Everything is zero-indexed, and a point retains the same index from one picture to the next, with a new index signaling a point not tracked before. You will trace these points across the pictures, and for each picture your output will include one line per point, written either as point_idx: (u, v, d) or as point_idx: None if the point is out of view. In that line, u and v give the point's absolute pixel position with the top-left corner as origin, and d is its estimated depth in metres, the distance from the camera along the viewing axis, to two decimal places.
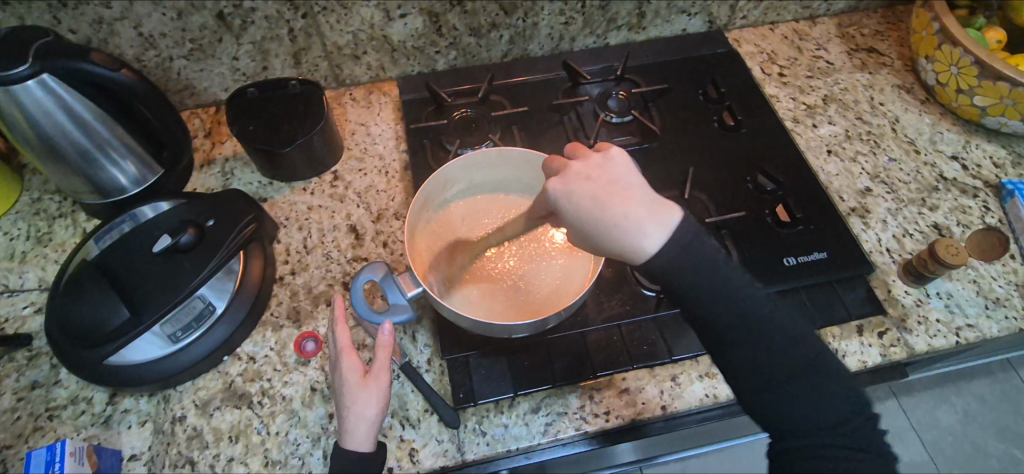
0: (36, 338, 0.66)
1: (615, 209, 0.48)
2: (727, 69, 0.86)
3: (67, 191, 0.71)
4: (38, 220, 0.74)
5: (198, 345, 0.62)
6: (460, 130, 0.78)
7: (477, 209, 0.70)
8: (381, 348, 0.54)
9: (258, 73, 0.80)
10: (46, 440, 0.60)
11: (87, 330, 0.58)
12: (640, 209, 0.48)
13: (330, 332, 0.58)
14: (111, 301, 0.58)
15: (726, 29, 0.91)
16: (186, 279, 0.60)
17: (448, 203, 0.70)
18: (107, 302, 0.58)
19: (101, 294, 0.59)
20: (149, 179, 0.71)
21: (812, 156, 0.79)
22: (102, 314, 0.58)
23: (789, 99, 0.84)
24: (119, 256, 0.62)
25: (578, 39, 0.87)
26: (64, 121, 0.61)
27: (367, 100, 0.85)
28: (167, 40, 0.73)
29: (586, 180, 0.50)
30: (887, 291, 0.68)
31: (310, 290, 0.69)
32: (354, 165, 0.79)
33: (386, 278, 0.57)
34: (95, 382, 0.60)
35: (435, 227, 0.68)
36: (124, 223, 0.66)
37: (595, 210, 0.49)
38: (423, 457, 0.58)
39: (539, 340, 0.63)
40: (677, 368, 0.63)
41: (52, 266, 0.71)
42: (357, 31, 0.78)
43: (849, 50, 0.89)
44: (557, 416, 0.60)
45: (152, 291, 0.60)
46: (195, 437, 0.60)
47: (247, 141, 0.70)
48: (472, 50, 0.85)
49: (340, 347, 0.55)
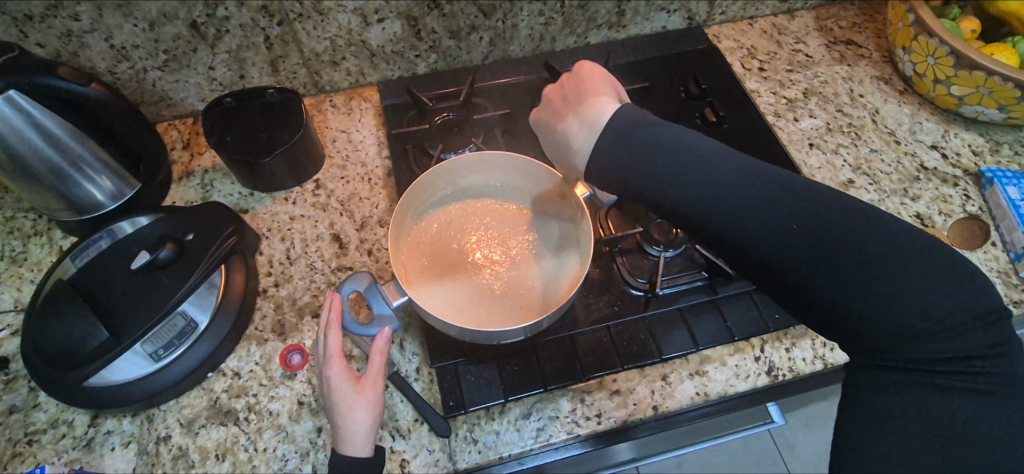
0: (13, 361, 0.64)
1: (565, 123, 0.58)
2: (708, 65, 0.86)
3: (40, 209, 0.70)
4: (12, 240, 0.72)
5: (181, 362, 0.60)
6: (443, 134, 0.77)
7: (461, 214, 0.69)
8: (376, 353, 0.54)
9: (235, 82, 0.79)
10: (26, 466, 0.59)
11: (64, 352, 0.56)
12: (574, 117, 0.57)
13: (319, 340, 0.56)
14: (88, 322, 0.56)
15: (706, 25, 0.92)
16: (161, 299, 0.60)
17: (431, 208, 0.69)
18: (83, 324, 0.56)
19: (75, 312, 0.57)
20: (126, 193, 0.70)
21: (794, 149, 0.79)
22: (78, 335, 0.56)
23: (770, 93, 0.84)
24: (97, 276, 0.61)
25: (559, 39, 0.86)
26: (35, 138, 0.60)
27: (347, 106, 0.84)
28: (139, 51, 0.71)
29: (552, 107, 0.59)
30: None
31: (294, 302, 0.68)
32: (336, 173, 0.78)
33: (370, 288, 0.56)
34: (75, 405, 0.58)
35: (418, 233, 0.67)
36: (101, 240, 0.63)
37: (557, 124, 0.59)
38: (414, 467, 0.57)
39: (529, 344, 0.62)
40: (667, 368, 0.63)
41: (27, 287, 0.69)
42: (335, 37, 0.77)
43: (828, 43, 0.90)
44: (548, 420, 0.60)
45: (130, 311, 0.59)
46: (180, 457, 0.59)
47: (225, 152, 0.69)
48: (452, 53, 0.84)
49: (331, 355, 0.54)
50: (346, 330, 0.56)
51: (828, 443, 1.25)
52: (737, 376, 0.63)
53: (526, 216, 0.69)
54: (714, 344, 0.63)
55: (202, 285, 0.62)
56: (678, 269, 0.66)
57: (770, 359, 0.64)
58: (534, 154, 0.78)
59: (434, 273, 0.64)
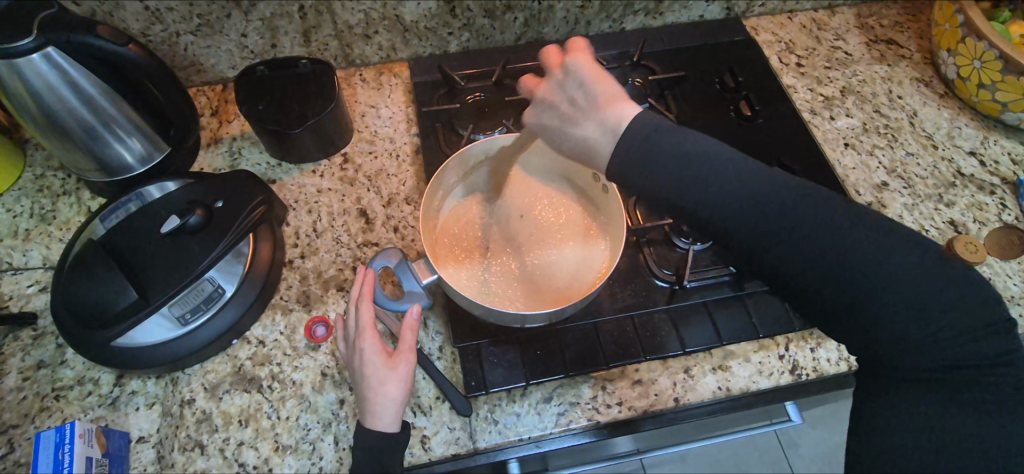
0: (41, 317, 0.65)
1: (575, 130, 0.51)
2: (744, 58, 0.84)
3: (71, 167, 0.70)
4: (42, 198, 0.72)
5: (207, 328, 0.61)
6: (473, 114, 0.77)
7: (499, 196, 0.68)
8: (409, 328, 0.54)
9: (267, 51, 0.79)
10: (53, 421, 0.60)
11: (95, 311, 0.58)
12: (590, 126, 0.50)
13: (350, 312, 0.56)
14: (118, 281, 0.58)
15: (743, 17, 0.90)
16: (196, 259, 0.59)
17: (469, 189, 0.69)
18: (114, 283, 0.58)
19: (106, 272, 0.59)
20: (155, 158, 0.70)
21: (828, 148, 0.77)
22: (109, 296, 0.58)
23: (806, 90, 0.83)
24: (125, 237, 0.61)
25: (594, 23, 0.85)
26: (70, 96, 0.60)
27: (377, 81, 0.83)
28: (173, 14, 0.71)
29: (548, 105, 0.54)
30: None
31: (320, 274, 0.68)
32: (364, 147, 0.77)
33: (401, 264, 0.56)
34: (101, 364, 0.59)
35: (455, 213, 0.67)
36: (130, 203, 0.64)
37: (563, 131, 0.53)
38: (434, 444, 0.58)
39: (551, 329, 0.62)
40: (690, 360, 0.63)
41: (56, 245, 0.70)
42: (370, 10, 0.76)
43: (868, 41, 0.88)
44: (569, 406, 0.60)
45: (161, 274, 0.59)
46: (204, 421, 0.60)
47: (257, 121, 0.68)
48: (485, 32, 0.83)
49: (362, 328, 0.53)
50: (378, 305, 0.56)
51: (831, 444, 1.25)
52: (760, 373, 0.62)
53: (561, 202, 0.68)
54: (737, 340, 0.63)
55: (229, 253, 0.62)
56: (705, 262, 0.66)
57: (795, 358, 0.63)
58: None
59: (462, 254, 0.64)
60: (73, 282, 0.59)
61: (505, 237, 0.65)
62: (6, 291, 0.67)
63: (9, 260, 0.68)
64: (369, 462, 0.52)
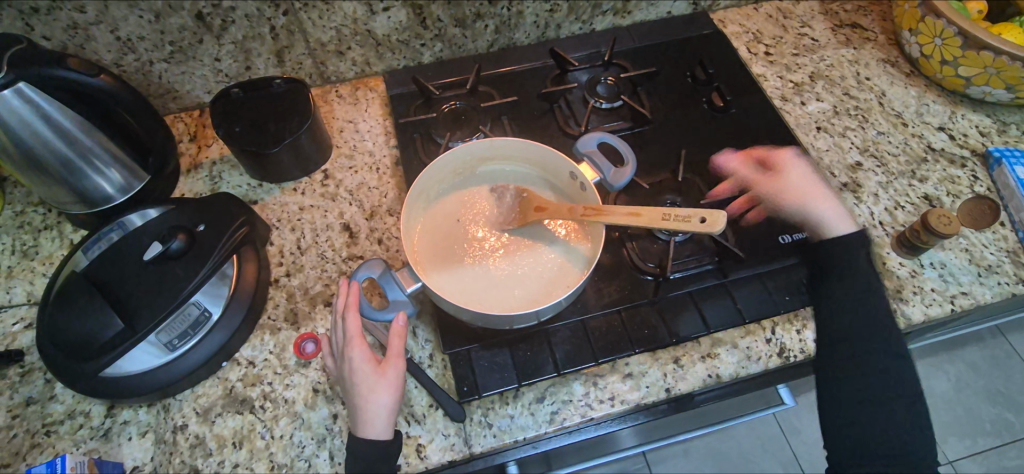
0: (27, 354, 0.65)
1: None
2: (713, 50, 0.86)
3: (50, 201, 0.70)
4: (23, 233, 0.73)
5: (195, 352, 0.60)
6: (451, 122, 0.78)
7: (474, 200, 0.69)
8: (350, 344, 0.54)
9: (241, 73, 0.79)
10: (44, 457, 0.59)
11: (77, 347, 0.56)
12: None
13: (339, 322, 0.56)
14: (100, 307, 0.57)
15: (710, 10, 0.92)
16: (178, 283, 0.59)
17: (444, 196, 0.69)
18: (97, 309, 0.57)
19: (87, 301, 0.57)
20: (134, 186, 0.70)
21: (801, 133, 0.79)
22: (91, 328, 0.56)
23: (776, 77, 0.84)
24: (109, 266, 0.60)
25: (564, 26, 0.86)
26: (44, 130, 0.59)
27: (354, 96, 0.84)
28: (145, 43, 0.71)
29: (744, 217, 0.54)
30: (882, 264, 0.68)
31: (306, 291, 0.68)
32: (344, 163, 0.78)
33: (386, 274, 0.58)
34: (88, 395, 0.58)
35: (430, 221, 0.67)
36: (112, 232, 0.63)
37: None
38: (430, 452, 0.57)
39: (538, 329, 0.62)
40: (679, 350, 0.63)
41: (40, 280, 0.70)
42: (341, 27, 0.77)
43: (833, 26, 0.90)
44: (562, 404, 0.60)
45: (145, 302, 0.58)
46: (198, 445, 0.59)
47: (235, 144, 0.68)
48: (458, 41, 0.84)
49: (352, 337, 0.54)
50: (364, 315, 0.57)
51: None
52: (748, 358, 0.63)
53: None
54: (724, 327, 0.63)
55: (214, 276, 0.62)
56: (689, 252, 0.66)
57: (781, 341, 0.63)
58: (540, 141, 0.78)
59: (442, 260, 0.64)
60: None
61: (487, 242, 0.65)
62: None
63: None
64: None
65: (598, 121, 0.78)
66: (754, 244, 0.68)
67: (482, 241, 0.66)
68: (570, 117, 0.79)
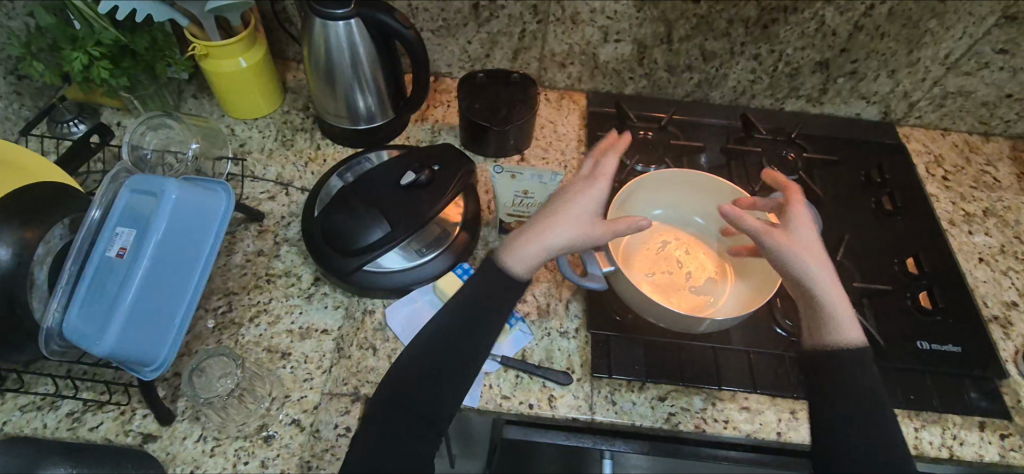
0: (267, 218, 0.81)
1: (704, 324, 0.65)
2: (892, 159, 0.91)
3: (317, 109, 0.88)
4: (285, 129, 0.91)
5: (417, 270, 0.73)
6: (639, 148, 0.88)
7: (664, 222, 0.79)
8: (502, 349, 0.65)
9: (480, 58, 0.95)
10: (262, 297, 0.74)
11: (335, 236, 0.70)
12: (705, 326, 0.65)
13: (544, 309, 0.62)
14: (375, 219, 0.69)
15: (897, 124, 0.97)
16: (428, 209, 0.69)
17: (643, 210, 0.79)
18: (371, 219, 0.69)
19: (354, 207, 0.70)
20: (379, 120, 0.87)
21: (962, 258, 0.82)
22: (350, 226, 0.70)
23: (949, 201, 0.88)
24: (369, 181, 0.73)
25: (757, 98, 0.96)
26: (349, 57, 0.77)
27: (558, 103, 0.97)
28: (427, 14, 0.89)
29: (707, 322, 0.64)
30: (1016, 400, 0.70)
31: (487, 243, 0.80)
32: (539, 153, 0.90)
33: (587, 251, 0.68)
34: (330, 275, 0.72)
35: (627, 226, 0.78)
36: (363, 163, 0.81)
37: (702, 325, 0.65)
38: (559, 404, 0.67)
39: (676, 342, 0.70)
40: (797, 404, 0.68)
41: (289, 167, 0.87)
42: (574, 45, 0.91)
43: (1019, 173, 0.92)
44: (680, 409, 0.67)
45: (396, 219, 0.69)
46: (378, 330, 0.72)
47: (472, 115, 0.85)
48: (661, 84, 0.95)
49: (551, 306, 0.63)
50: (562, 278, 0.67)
51: None
52: None
53: (713, 241, 0.78)
54: None
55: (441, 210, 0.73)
56: None
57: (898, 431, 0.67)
58: None
59: (629, 260, 0.75)
60: (320, 206, 0.77)
61: (668, 258, 0.76)
62: (246, 191, 0.84)
63: (253, 169, 0.86)
64: (419, 421, 0.59)
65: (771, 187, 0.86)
66: (893, 337, 0.72)
67: (663, 255, 0.76)
68: (745, 176, 0.87)
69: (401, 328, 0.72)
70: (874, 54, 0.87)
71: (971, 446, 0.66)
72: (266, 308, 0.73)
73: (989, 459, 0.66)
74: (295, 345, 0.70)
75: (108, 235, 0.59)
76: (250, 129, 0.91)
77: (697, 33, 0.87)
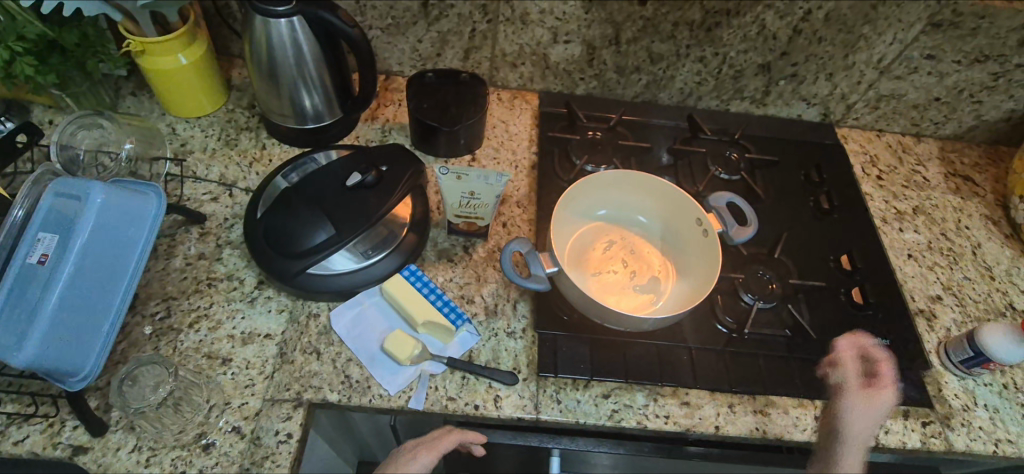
0: (208, 220, 0.79)
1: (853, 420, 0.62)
2: (830, 160, 0.95)
3: (262, 108, 0.86)
4: (229, 128, 0.89)
5: (362, 272, 0.72)
6: (588, 148, 0.89)
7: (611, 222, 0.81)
8: (431, 450, 0.63)
9: (431, 57, 0.94)
10: (202, 302, 0.72)
11: (278, 239, 0.69)
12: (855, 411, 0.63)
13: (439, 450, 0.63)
14: (318, 220, 0.68)
15: (837, 125, 1.01)
16: (372, 209, 0.69)
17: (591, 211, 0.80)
18: (313, 221, 0.68)
19: (297, 209, 0.69)
20: (326, 119, 0.85)
21: (893, 254, 0.86)
22: (292, 229, 0.68)
23: (882, 200, 0.92)
24: (314, 182, 0.72)
25: (704, 99, 0.98)
26: (292, 54, 0.75)
27: (511, 103, 0.97)
28: (375, 11, 0.87)
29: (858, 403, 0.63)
30: (938, 389, 0.74)
31: (435, 244, 0.79)
32: (490, 153, 0.91)
33: (530, 252, 0.69)
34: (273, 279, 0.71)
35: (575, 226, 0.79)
36: (309, 163, 0.80)
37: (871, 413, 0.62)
38: (504, 405, 0.67)
39: (619, 340, 0.72)
40: (735, 398, 0.70)
41: (232, 167, 0.85)
42: (525, 45, 0.92)
43: (947, 173, 0.97)
44: (623, 406, 0.68)
45: (340, 221, 0.68)
46: (323, 334, 0.71)
47: (421, 115, 0.84)
48: (611, 84, 0.97)
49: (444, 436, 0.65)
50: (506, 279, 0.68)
51: None
52: (796, 426, 0.69)
53: (658, 240, 0.80)
54: (780, 392, 0.70)
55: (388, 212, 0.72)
56: (765, 320, 0.75)
57: None
58: None
59: (576, 261, 0.76)
60: (264, 207, 0.75)
61: (614, 258, 0.77)
62: (186, 193, 0.82)
63: (195, 170, 0.84)
64: None
65: (714, 187, 0.88)
66: (826, 331, 0.76)
67: (609, 255, 0.77)
68: (691, 176, 0.88)
69: (346, 332, 0.71)
70: (813, 57, 0.90)
71: (895, 434, 0.69)
72: (207, 313, 0.71)
73: (912, 446, 0.69)
74: (236, 351, 0.69)
75: (30, 240, 0.57)
76: (192, 127, 0.88)
77: (644, 35, 0.89)
